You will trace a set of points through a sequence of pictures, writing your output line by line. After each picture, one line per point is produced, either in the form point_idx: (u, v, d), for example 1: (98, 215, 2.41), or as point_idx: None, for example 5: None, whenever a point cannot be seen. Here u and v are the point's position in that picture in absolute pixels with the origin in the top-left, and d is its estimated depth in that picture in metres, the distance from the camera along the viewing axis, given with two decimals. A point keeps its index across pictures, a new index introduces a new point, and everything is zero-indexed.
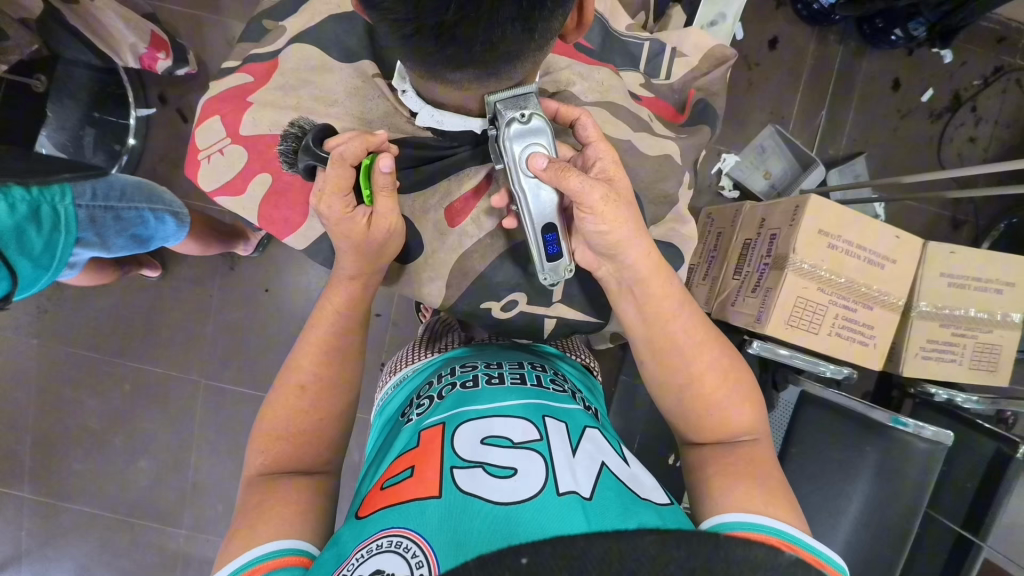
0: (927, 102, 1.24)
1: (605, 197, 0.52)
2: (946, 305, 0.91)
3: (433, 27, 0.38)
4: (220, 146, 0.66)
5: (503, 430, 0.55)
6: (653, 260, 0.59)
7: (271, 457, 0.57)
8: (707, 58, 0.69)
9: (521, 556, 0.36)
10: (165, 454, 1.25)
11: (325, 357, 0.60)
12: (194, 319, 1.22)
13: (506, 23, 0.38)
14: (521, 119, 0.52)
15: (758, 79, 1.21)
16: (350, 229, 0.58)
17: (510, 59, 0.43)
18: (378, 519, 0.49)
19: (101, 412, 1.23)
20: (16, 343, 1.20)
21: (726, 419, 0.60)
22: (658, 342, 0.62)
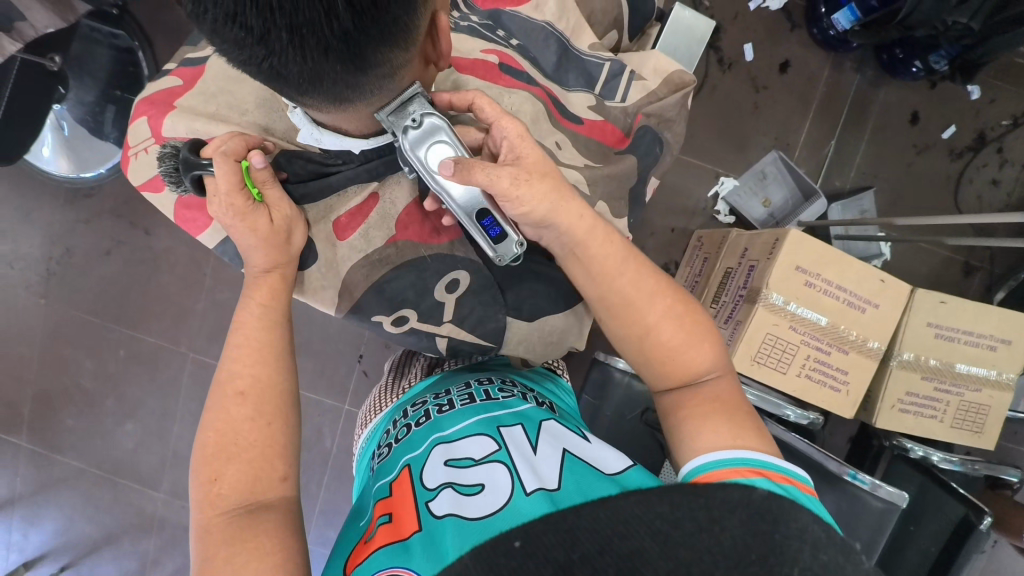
0: (948, 139, 1.17)
1: (516, 175, 0.53)
2: (929, 357, 0.86)
3: (252, 59, 0.38)
4: (145, 145, 0.67)
5: (463, 452, 0.57)
6: (586, 222, 0.58)
7: (225, 487, 0.54)
8: (666, 83, 0.68)
9: (513, 541, 0.37)
10: (151, 419, 1.31)
11: (259, 354, 0.60)
12: (187, 295, 1.27)
13: (323, 58, 0.38)
14: (414, 125, 0.51)
15: (765, 102, 1.17)
16: (252, 227, 0.61)
17: (350, 87, 0.43)
18: (371, 562, 0.49)
19: (96, 374, 1.30)
20: (25, 300, 1.27)
21: (691, 360, 0.57)
22: (609, 300, 0.60)
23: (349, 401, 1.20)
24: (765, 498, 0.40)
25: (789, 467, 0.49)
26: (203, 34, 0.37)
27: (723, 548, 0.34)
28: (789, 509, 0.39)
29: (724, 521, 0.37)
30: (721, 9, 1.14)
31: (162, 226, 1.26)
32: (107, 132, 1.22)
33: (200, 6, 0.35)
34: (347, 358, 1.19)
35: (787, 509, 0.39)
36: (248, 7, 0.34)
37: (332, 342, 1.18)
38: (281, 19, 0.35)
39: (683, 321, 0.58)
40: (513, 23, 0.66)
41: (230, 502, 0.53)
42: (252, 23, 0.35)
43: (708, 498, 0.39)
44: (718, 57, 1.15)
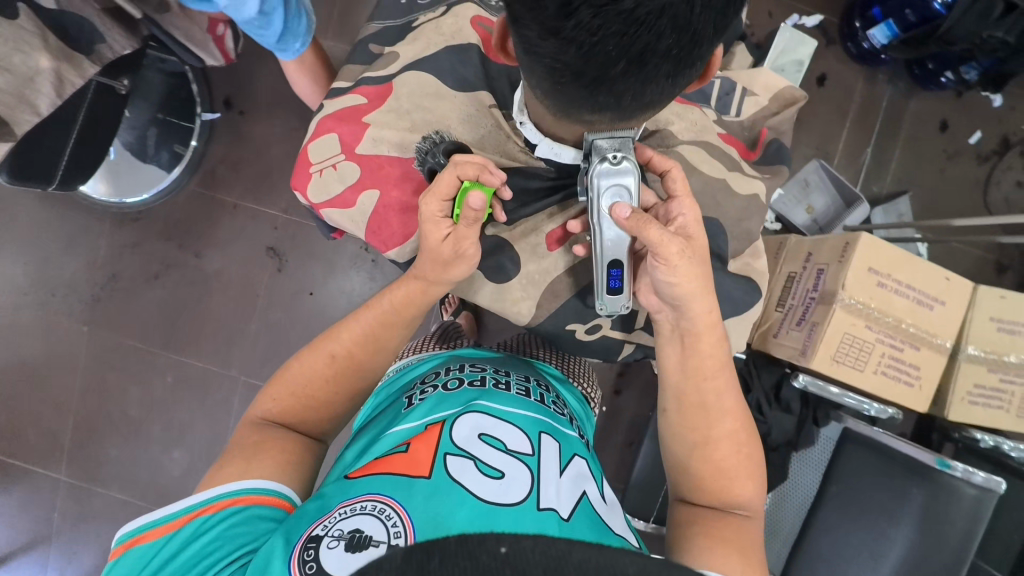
0: (974, 144, 1.24)
1: (680, 250, 0.54)
2: (995, 350, 0.90)
3: (594, 75, 0.40)
4: (334, 161, 0.69)
5: (501, 432, 0.56)
6: (709, 318, 0.59)
7: (279, 408, 0.61)
8: (776, 98, 0.71)
9: (501, 545, 0.33)
10: (197, 446, 1.27)
11: (369, 341, 0.64)
12: (239, 317, 1.26)
13: (656, 75, 0.41)
14: (612, 160, 0.53)
15: (805, 114, 1.23)
16: (430, 233, 0.60)
17: (647, 106, 0.46)
18: (367, 481, 0.51)
19: (142, 401, 1.27)
20: (69, 326, 1.25)
21: (732, 486, 0.60)
22: (689, 397, 0.61)
23: None
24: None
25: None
26: (559, 47, 0.38)
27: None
28: None
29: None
30: (760, 28, 1.20)
31: (211, 248, 1.25)
32: (154, 155, 1.19)
33: (537, 43, 0.40)
34: None
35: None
36: (647, 30, 0.36)
37: None
38: (665, 46, 0.38)
39: (742, 450, 0.61)
40: None
41: (271, 415, 0.61)
42: (639, 43, 0.37)
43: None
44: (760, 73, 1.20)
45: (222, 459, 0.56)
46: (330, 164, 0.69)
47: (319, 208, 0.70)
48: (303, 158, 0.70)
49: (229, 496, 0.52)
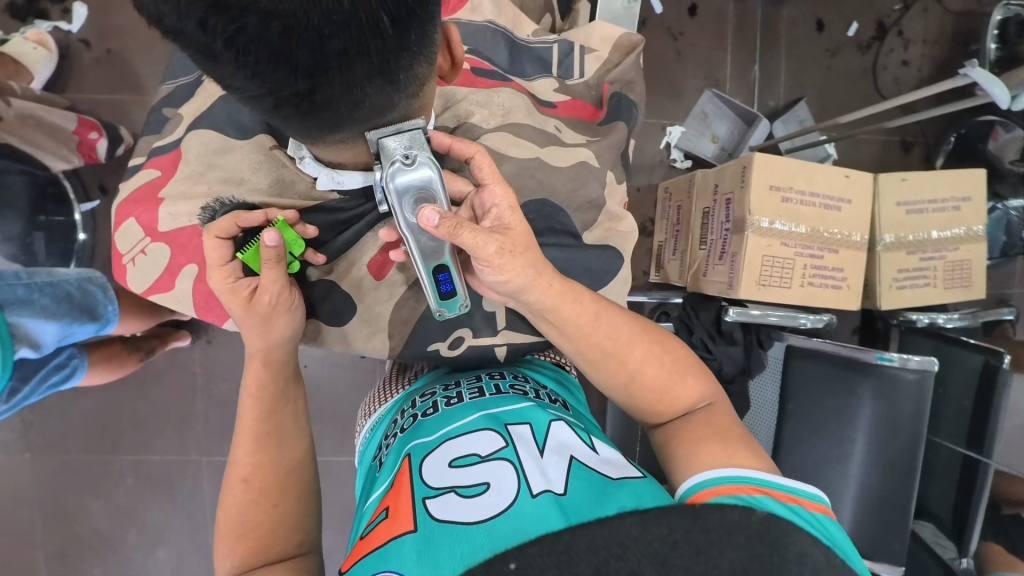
0: (854, 36, 1.25)
1: (500, 247, 0.49)
2: (907, 233, 0.92)
3: (289, 97, 0.37)
4: (142, 246, 0.64)
5: (468, 447, 0.52)
6: (554, 290, 0.54)
7: (238, 557, 0.52)
8: (617, 49, 0.68)
9: (508, 561, 0.35)
10: (180, 538, 1.20)
11: (258, 441, 0.57)
12: (184, 399, 1.20)
13: (358, 79, 0.37)
14: (405, 161, 0.46)
15: (686, 48, 1.22)
16: (232, 304, 0.57)
17: (383, 110, 0.42)
18: (362, 566, 0.46)
19: (108, 512, 1.20)
20: (10, 456, 1.17)
21: (676, 396, 0.57)
22: (590, 350, 0.57)
23: None
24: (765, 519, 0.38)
25: (796, 487, 0.49)
26: (238, 75, 0.36)
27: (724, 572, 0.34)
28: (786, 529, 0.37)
29: (723, 542, 0.35)
30: None
31: None
32: None
33: (221, 70, 0.36)
34: None
35: (787, 531, 0.37)
36: (294, 44, 0.33)
37: (352, 399, 1.17)
38: (337, 46, 0.34)
39: (664, 360, 0.58)
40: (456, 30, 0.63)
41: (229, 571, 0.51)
42: (299, 59, 0.34)
43: (706, 519, 0.36)
44: None
45: None
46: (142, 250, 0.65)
47: (145, 296, 0.66)
48: (116, 252, 0.66)
49: None
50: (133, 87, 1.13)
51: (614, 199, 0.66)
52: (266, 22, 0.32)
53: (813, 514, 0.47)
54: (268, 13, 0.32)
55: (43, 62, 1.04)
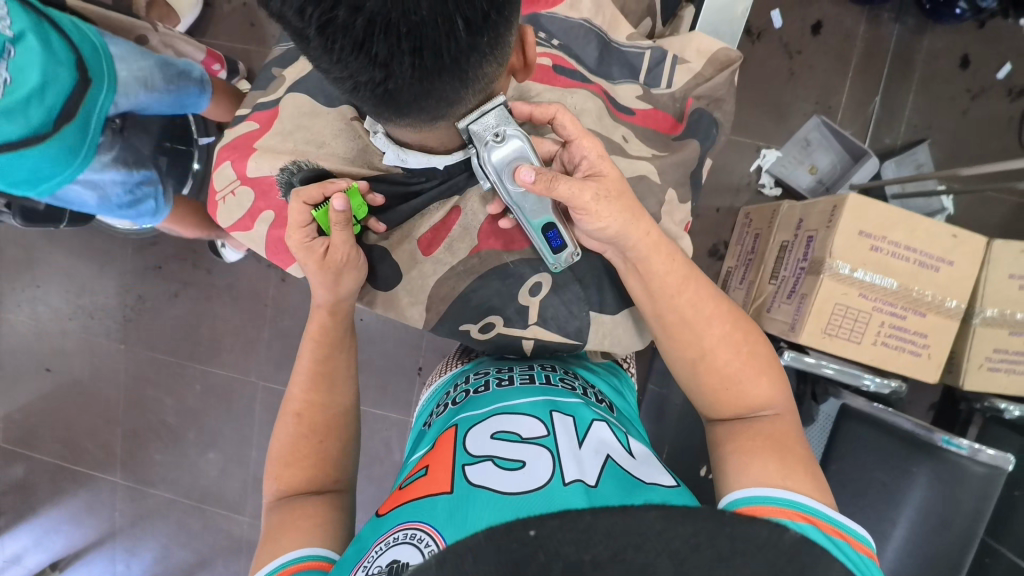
0: (1004, 79, 1.11)
1: (596, 192, 0.54)
2: (1016, 310, 0.82)
3: (366, 83, 0.41)
4: (232, 188, 0.70)
5: (512, 426, 0.54)
6: (651, 239, 0.57)
7: (284, 482, 0.59)
8: (712, 62, 0.65)
9: (529, 528, 0.36)
10: (229, 446, 1.34)
11: (313, 381, 0.63)
12: (253, 326, 1.33)
13: (420, 77, 0.40)
14: (496, 139, 0.52)
15: (800, 68, 1.14)
16: (308, 261, 0.63)
17: (446, 105, 0.45)
18: (398, 512, 0.49)
19: (176, 409, 1.35)
20: (108, 344, 1.35)
21: (747, 389, 0.57)
22: (667, 316, 0.59)
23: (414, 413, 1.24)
24: (793, 542, 0.39)
25: (846, 523, 0.48)
26: (324, 60, 0.40)
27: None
28: (821, 555, 0.38)
29: (745, 553, 0.36)
30: None
31: (221, 264, 1.32)
32: None
33: (311, 58, 0.41)
34: (408, 372, 1.24)
35: (817, 555, 0.39)
36: (376, 35, 0.36)
37: (393, 357, 1.24)
38: (406, 45, 0.37)
39: (741, 349, 0.58)
40: (552, 24, 0.65)
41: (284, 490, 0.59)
42: (377, 49, 0.37)
43: (732, 528, 0.37)
44: (745, 30, 1.13)
45: (261, 545, 0.54)
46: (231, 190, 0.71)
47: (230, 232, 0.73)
48: (212, 189, 0.73)
49: (282, 568, 0.51)
50: (259, 39, 1.25)
51: (673, 216, 0.64)
52: (356, 15, 0.36)
53: (861, 555, 0.45)
54: (357, 7, 0.35)
55: (190, 7, 1.18)
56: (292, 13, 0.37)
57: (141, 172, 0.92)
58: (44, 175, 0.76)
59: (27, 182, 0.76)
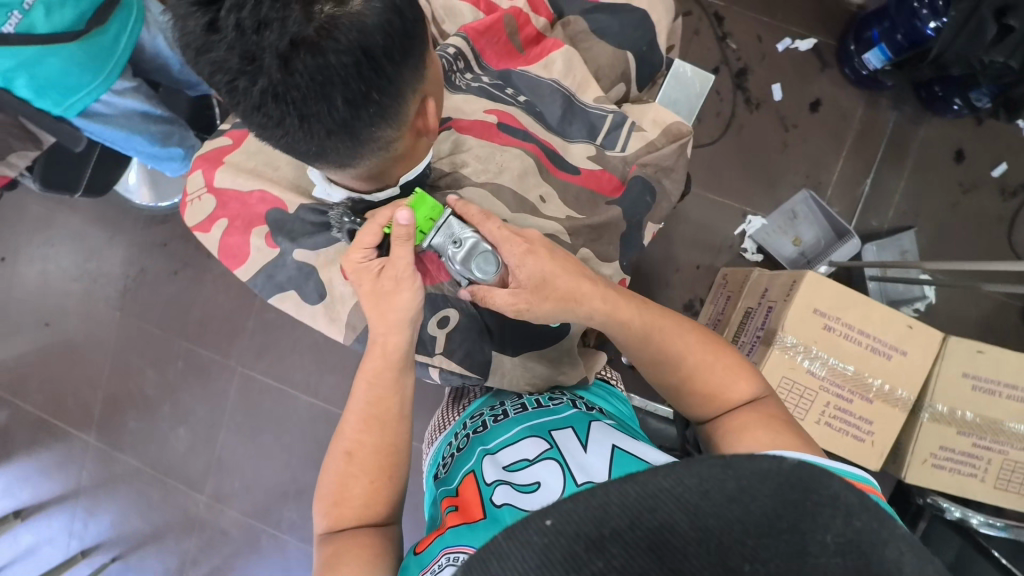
0: (998, 177, 1.12)
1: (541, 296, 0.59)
2: (964, 409, 0.81)
3: (274, 136, 0.47)
4: (199, 193, 0.75)
5: (519, 452, 0.57)
6: (605, 294, 0.60)
7: (332, 517, 0.56)
8: (664, 133, 0.72)
9: (544, 518, 0.30)
10: (199, 424, 1.38)
11: (366, 421, 0.59)
12: (241, 312, 1.39)
13: (318, 134, 0.46)
14: (456, 245, 0.58)
15: (795, 141, 1.17)
16: (362, 284, 0.60)
17: (352, 158, 0.51)
18: (436, 544, 0.50)
19: (156, 381, 1.40)
20: (105, 310, 1.41)
21: (725, 393, 0.57)
22: (641, 353, 0.60)
23: None
24: (794, 465, 0.33)
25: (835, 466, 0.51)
26: (237, 118, 0.46)
27: (758, 525, 0.30)
28: (820, 474, 0.32)
29: (755, 489, 0.31)
30: (748, 52, 1.17)
31: None
32: None
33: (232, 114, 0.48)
34: None
35: (818, 473, 0.33)
36: (268, 102, 0.43)
37: None
38: (297, 108, 0.43)
39: (714, 362, 0.59)
40: (521, 81, 0.71)
41: (342, 522, 0.56)
42: (273, 111, 0.44)
43: (737, 467, 0.32)
44: (745, 98, 1.17)
45: None
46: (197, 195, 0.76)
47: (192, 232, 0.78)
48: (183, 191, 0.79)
49: None
50: None
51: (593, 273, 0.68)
52: (250, 87, 0.42)
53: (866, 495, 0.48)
54: (250, 79, 0.42)
55: None
56: (206, 76, 0.44)
57: (164, 109, 0.91)
58: (72, 85, 0.73)
59: (56, 92, 0.72)
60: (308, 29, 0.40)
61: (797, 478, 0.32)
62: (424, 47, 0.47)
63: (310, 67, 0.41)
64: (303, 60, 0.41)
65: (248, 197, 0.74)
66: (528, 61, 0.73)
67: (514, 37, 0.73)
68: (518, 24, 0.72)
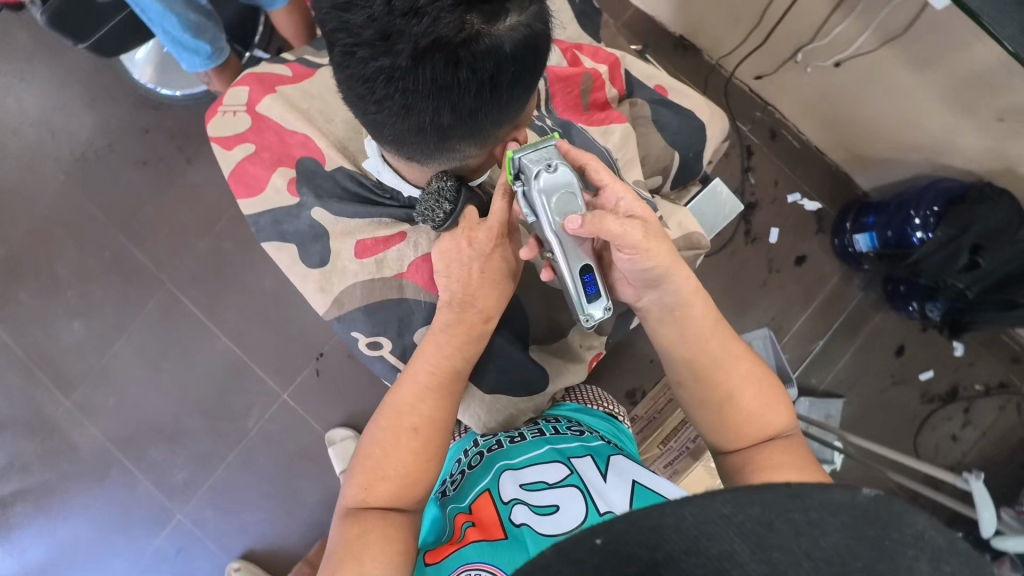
0: (924, 381, 1.23)
1: (642, 234, 0.56)
2: None
3: (368, 107, 0.50)
4: (236, 110, 0.86)
5: (538, 476, 0.63)
6: (691, 283, 0.62)
7: (369, 497, 0.61)
8: (684, 239, 0.75)
9: (595, 536, 0.31)
10: (96, 326, 1.24)
11: (435, 395, 0.65)
12: (194, 231, 1.26)
13: (409, 123, 0.50)
14: (549, 168, 0.53)
15: (774, 283, 1.26)
16: (487, 268, 0.66)
17: (425, 153, 0.55)
18: (456, 556, 0.56)
19: (68, 263, 1.26)
20: (50, 171, 1.28)
21: (765, 417, 0.61)
22: (698, 365, 0.63)
23: (290, 391, 1.23)
24: (870, 497, 0.31)
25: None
26: (342, 77, 0.49)
27: (826, 559, 0.29)
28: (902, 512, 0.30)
29: (827, 524, 0.30)
30: (763, 190, 1.26)
31: (204, 160, 1.29)
32: None
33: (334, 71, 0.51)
34: (307, 351, 1.23)
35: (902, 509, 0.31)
36: (381, 80, 0.46)
37: (305, 331, 1.23)
38: (405, 95, 0.47)
39: (757, 378, 0.62)
40: (579, 136, 0.72)
41: (380, 508, 0.60)
42: (382, 90, 0.47)
43: (806, 498, 0.31)
44: (746, 229, 1.26)
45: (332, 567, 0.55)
46: (235, 109, 0.86)
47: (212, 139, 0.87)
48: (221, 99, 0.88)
49: None
50: None
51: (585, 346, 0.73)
52: (372, 62, 0.46)
53: None
54: (376, 55, 0.45)
55: None
56: (332, 34, 0.47)
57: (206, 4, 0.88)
58: None
59: None
60: (453, 36, 0.44)
61: (874, 512, 0.30)
62: (537, 79, 0.52)
63: (438, 68, 0.45)
64: (433, 60, 0.44)
65: (284, 136, 0.84)
66: (589, 121, 0.75)
67: (585, 95, 0.76)
68: (593, 86, 0.76)
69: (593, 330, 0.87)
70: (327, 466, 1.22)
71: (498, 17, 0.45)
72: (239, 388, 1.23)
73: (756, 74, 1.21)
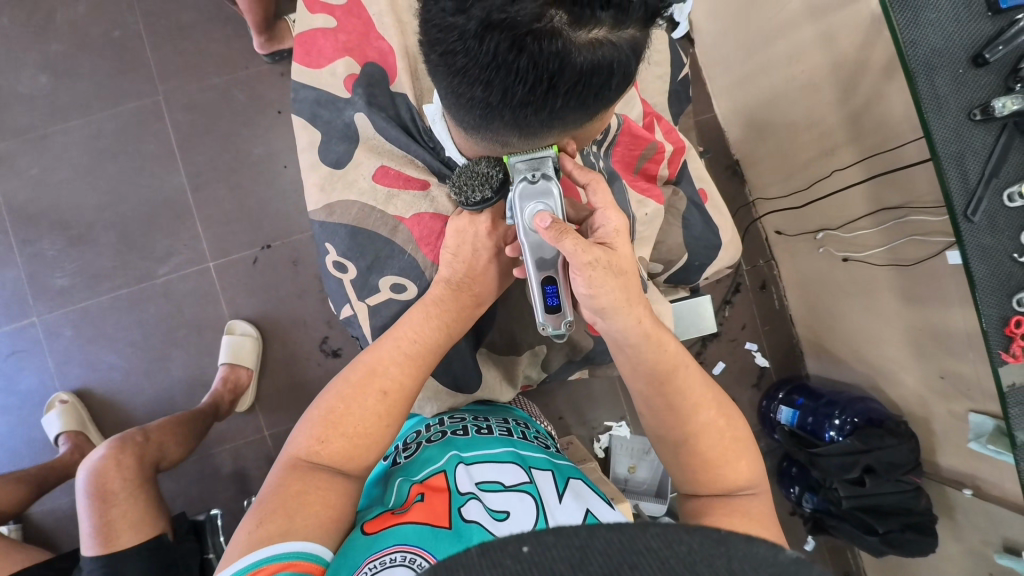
0: None
1: (596, 261, 0.55)
2: None
3: (432, 53, 0.48)
4: None
5: (495, 475, 0.62)
6: (644, 325, 0.61)
7: (319, 448, 0.58)
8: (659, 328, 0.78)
9: (523, 544, 0.29)
10: (61, 91, 1.13)
11: (414, 364, 0.63)
12: (215, 65, 1.16)
13: (464, 87, 0.48)
14: (531, 178, 0.56)
15: None
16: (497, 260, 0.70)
17: (473, 121, 0.54)
18: (392, 533, 0.54)
19: (68, 14, 1.13)
20: None
21: (722, 473, 0.62)
22: (657, 399, 0.64)
23: (220, 263, 1.15)
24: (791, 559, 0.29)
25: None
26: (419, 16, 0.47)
27: None
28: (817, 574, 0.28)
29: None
30: (731, 325, 1.33)
31: None
32: None
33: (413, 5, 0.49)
34: (258, 236, 1.16)
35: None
36: (450, 36, 0.44)
37: (266, 216, 1.16)
38: (468, 62, 0.45)
39: (724, 435, 0.63)
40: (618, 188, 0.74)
41: (325, 462, 0.58)
42: (448, 45, 0.45)
43: (732, 547, 0.29)
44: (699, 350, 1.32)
45: (264, 510, 0.53)
46: None
47: None
48: None
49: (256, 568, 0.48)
50: None
51: None
52: (445, 15, 0.43)
53: None
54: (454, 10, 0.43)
55: None
56: None
57: None
58: None
59: None
60: (526, 23, 0.42)
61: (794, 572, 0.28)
62: (601, 101, 0.50)
63: (500, 47, 0.43)
64: (498, 37, 0.42)
65: (371, 32, 0.83)
66: (632, 183, 0.78)
67: (642, 160, 0.78)
68: (653, 156, 0.78)
69: (539, 363, 0.90)
70: (211, 350, 1.14)
71: (582, 24, 0.43)
72: (168, 230, 1.14)
73: (777, 228, 1.28)
